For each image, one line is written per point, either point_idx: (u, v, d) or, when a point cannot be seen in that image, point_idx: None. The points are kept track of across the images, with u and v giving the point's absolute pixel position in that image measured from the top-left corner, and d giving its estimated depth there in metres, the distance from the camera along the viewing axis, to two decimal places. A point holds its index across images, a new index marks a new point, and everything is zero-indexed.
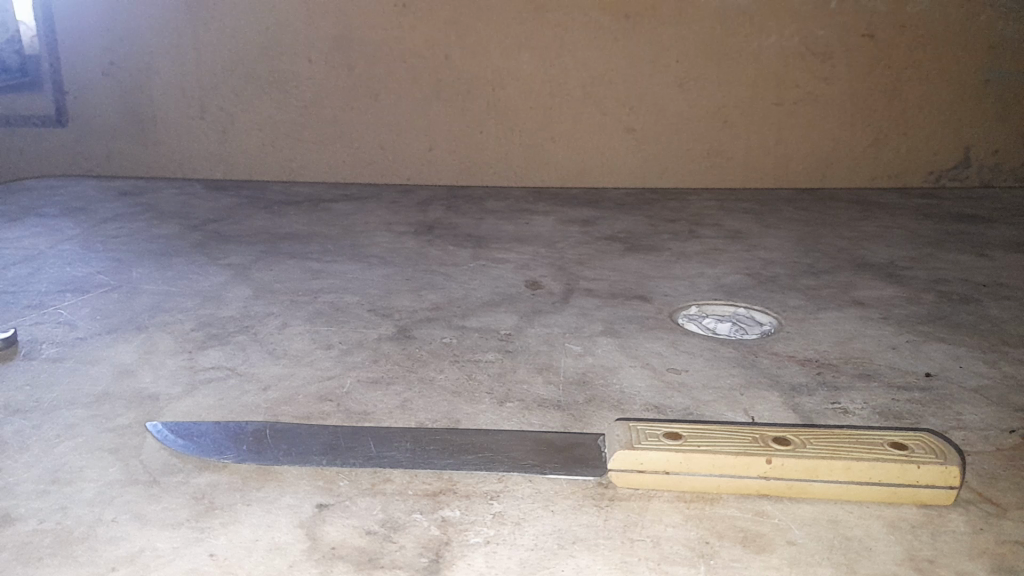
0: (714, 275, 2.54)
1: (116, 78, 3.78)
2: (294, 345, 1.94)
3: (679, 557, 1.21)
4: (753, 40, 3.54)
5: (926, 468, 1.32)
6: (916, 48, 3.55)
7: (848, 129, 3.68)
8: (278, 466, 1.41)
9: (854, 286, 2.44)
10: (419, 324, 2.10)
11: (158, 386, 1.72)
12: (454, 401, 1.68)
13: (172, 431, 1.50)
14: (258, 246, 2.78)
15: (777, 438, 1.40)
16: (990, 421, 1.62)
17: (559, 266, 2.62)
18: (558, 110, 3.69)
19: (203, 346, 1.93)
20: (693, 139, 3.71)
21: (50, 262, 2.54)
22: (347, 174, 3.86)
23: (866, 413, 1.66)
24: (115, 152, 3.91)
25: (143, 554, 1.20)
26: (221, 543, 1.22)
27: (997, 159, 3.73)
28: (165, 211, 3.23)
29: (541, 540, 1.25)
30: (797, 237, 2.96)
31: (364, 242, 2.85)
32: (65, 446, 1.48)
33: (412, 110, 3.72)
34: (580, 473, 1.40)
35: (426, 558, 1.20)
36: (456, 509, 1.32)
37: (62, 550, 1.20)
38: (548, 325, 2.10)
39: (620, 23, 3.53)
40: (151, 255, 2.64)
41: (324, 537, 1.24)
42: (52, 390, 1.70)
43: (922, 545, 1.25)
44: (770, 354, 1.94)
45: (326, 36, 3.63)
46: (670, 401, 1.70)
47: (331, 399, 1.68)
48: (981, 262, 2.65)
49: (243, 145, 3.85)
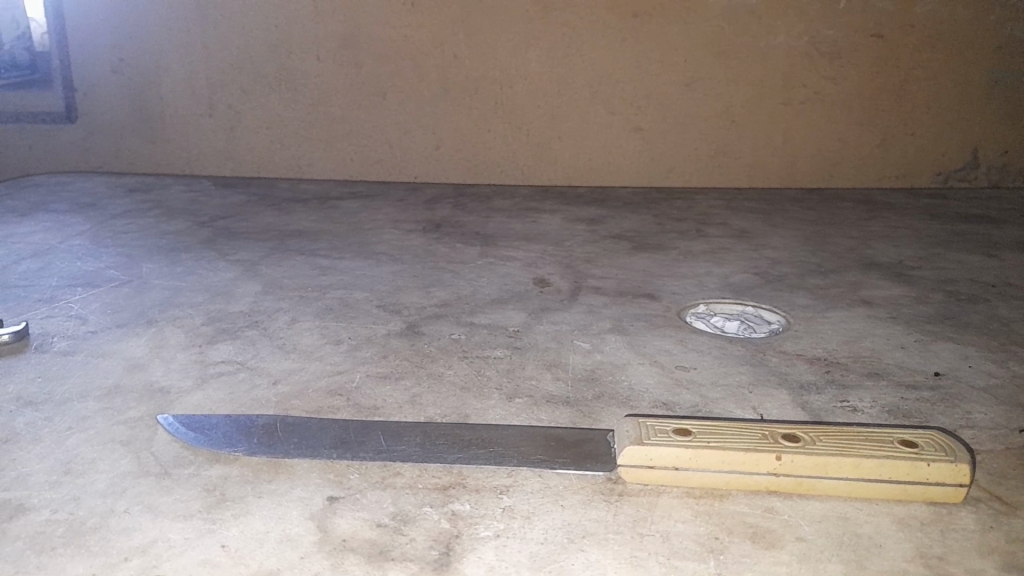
0: (721, 274, 2.54)
1: (125, 75, 3.80)
2: (303, 341, 1.95)
3: (689, 552, 1.22)
4: (760, 40, 3.54)
5: (935, 466, 1.32)
6: (924, 49, 3.55)
7: (855, 129, 3.67)
8: (288, 459, 1.42)
9: (862, 286, 2.43)
10: (427, 321, 2.10)
11: (168, 379, 1.73)
12: (463, 397, 1.68)
13: (184, 425, 1.51)
14: (267, 242, 2.79)
15: (786, 435, 1.40)
16: (999, 420, 1.62)
17: (567, 264, 2.63)
18: (565, 110, 3.69)
19: (213, 341, 1.94)
20: (699, 139, 3.71)
21: (60, 257, 2.55)
22: (354, 172, 3.87)
23: (874, 411, 1.66)
24: (124, 149, 3.92)
25: (156, 544, 1.21)
26: (233, 535, 1.23)
27: (1005, 160, 3.72)
28: (174, 208, 3.24)
29: (550, 534, 1.25)
30: (804, 236, 2.96)
31: (372, 239, 2.86)
32: (78, 438, 1.49)
33: (419, 109, 3.73)
34: (589, 468, 1.40)
35: (437, 551, 1.21)
36: (466, 503, 1.32)
37: (75, 541, 1.21)
38: (556, 323, 2.11)
39: (627, 23, 3.54)
40: (160, 250, 2.65)
41: (335, 529, 1.25)
42: (63, 383, 1.71)
43: (931, 542, 1.25)
44: (778, 352, 1.94)
45: (335, 34, 3.64)
46: (678, 397, 1.70)
47: (341, 393, 1.69)
48: (990, 263, 2.65)
49: (251, 143, 3.86)
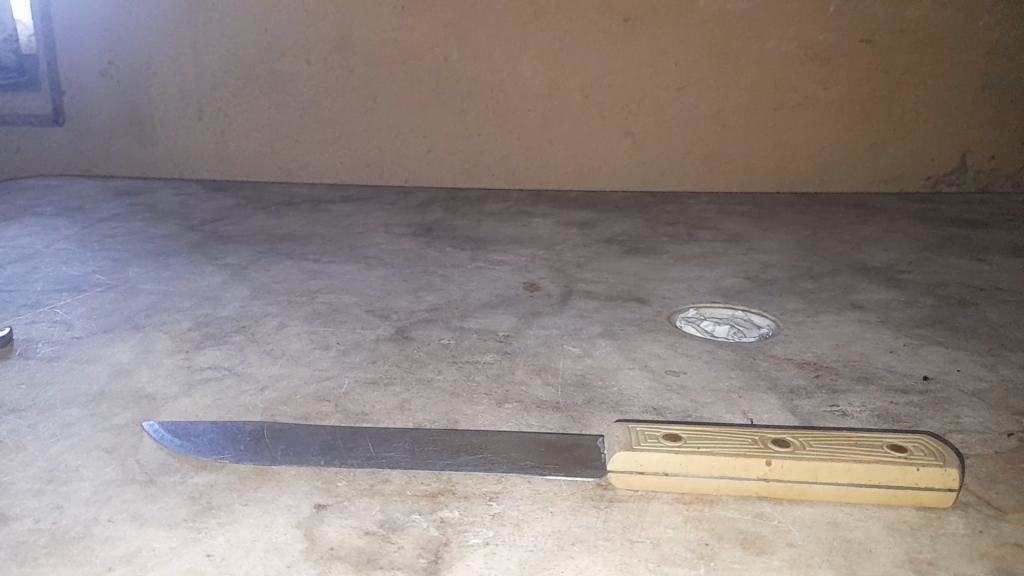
0: (712, 278, 2.54)
1: (113, 78, 3.77)
2: (292, 346, 1.94)
3: (679, 558, 1.21)
4: (752, 44, 3.55)
5: (925, 470, 1.32)
6: (914, 53, 3.56)
7: (845, 133, 3.69)
8: (276, 466, 1.41)
9: (853, 289, 2.44)
10: (417, 326, 2.09)
11: (155, 385, 1.72)
12: (453, 402, 1.68)
13: (170, 431, 1.50)
14: (256, 246, 2.77)
15: (776, 440, 1.40)
16: (989, 424, 1.62)
17: (558, 268, 2.62)
18: (557, 113, 3.69)
19: (201, 346, 1.92)
20: (691, 142, 3.72)
21: (46, 261, 2.52)
22: (345, 175, 3.85)
23: (865, 415, 1.66)
24: (112, 152, 3.90)
25: (140, 554, 1.19)
26: (219, 543, 1.22)
27: (994, 164, 3.74)
28: (162, 211, 3.22)
29: (540, 541, 1.24)
30: (795, 240, 2.96)
31: (362, 243, 2.85)
32: (62, 445, 1.47)
33: (411, 112, 3.72)
34: (579, 474, 1.40)
35: (425, 559, 1.20)
36: (455, 510, 1.31)
37: (59, 550, 1.19)
38: (547, 327, 2.10)
39: (619, 26, 3.54)
40: (148, 255, 2.63)
41: (323, 538, 1.24)
42: (48, 389, 1.69)
43: (921, 547, 1.24)
44: (769, 356, 1.94)
45: (326, 37, 3.63)
46: (668, 402, 1.70)
47: (330, 399, 1.67)
48: (979, 267, 2.66)
49: (241, 146, 3.84)
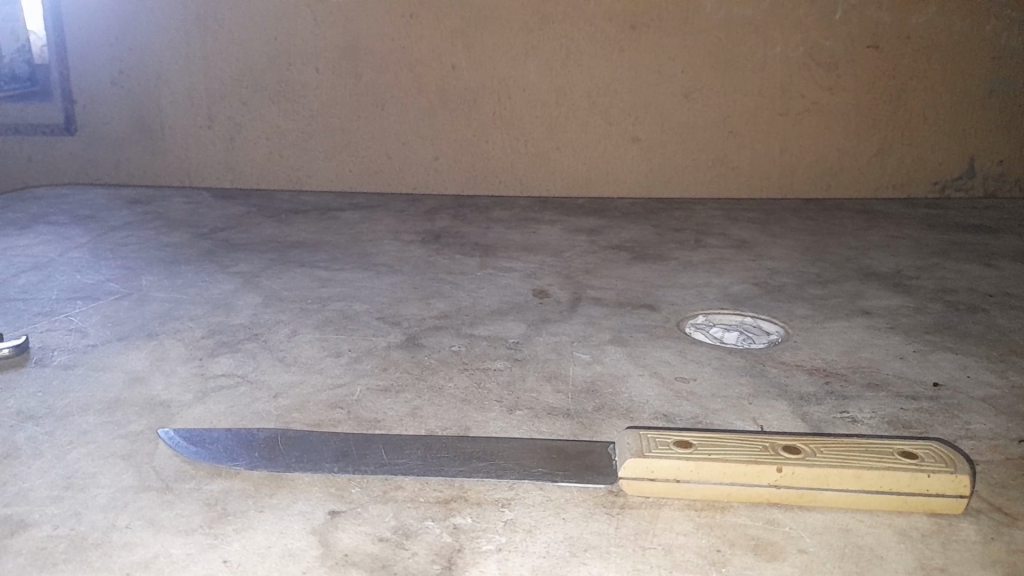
0: (720, 284, 2.55)
1: (125, 87, 3.81)
2: (305, 353, 1.95)
3: (691, 564, 1.22)
4: (758, 50, 3.56)
5: (935, 477, 1.32)
6: (921, 58, 3.57)
7: (853, 139, 3.69)
8: (289, 474, 1.42)
9: (861, 295, 2.44)
10: (428, 333, 2.11)
11: (169, 393, 1.73)
12: (465, 409, 1.69)
13: (184, 438, 1.51)
14: (267, 253, 2.80)
15: (787, 447, 1.40)
16: (999, 430, 1.62)
17: (566, 274, 2.63)
18: (565, 119, 3.70)
19: (214, 354, 1.94)
20: (698, 148, 3.72)
21: (60, 270, 2.55)
22: (354, 182, 3.87)
23: (875, 422, 1.66)
24: (123, 160, 3.93)
25: (157, 560, 1.20)
26: (235, 550, 1.23)
27: (1002, 169, 3.73)
28: (174, 219, 3.25)
29: (552, 548, 1.25)
30: (803, 247, 2.96)
31: (372, 250, 2.87)
32: (77, 453, 1.49)
33: (418, 120, 3.74)
34: (590, 481, 1.41)
35: (439, 565, 1.21)
36: (468, 517, 1.32)
37: (77, 556, 1.21)
38: (556, 334, 2.11)
39: (625, 33, 3.56)
40: (161, 263, 2.66)
41: (337, 544, 1.25)
42: (65, 397, 1.71)
43: (933, 553, 1.25)
44: (778, 362, 1.94)
45: (336, 46, 3.66)
46: (678, 409, 1.70)
47: (342, 406, 1.69)
48: (988, 271, 2.66)
49: (251, 155, 3.87)
